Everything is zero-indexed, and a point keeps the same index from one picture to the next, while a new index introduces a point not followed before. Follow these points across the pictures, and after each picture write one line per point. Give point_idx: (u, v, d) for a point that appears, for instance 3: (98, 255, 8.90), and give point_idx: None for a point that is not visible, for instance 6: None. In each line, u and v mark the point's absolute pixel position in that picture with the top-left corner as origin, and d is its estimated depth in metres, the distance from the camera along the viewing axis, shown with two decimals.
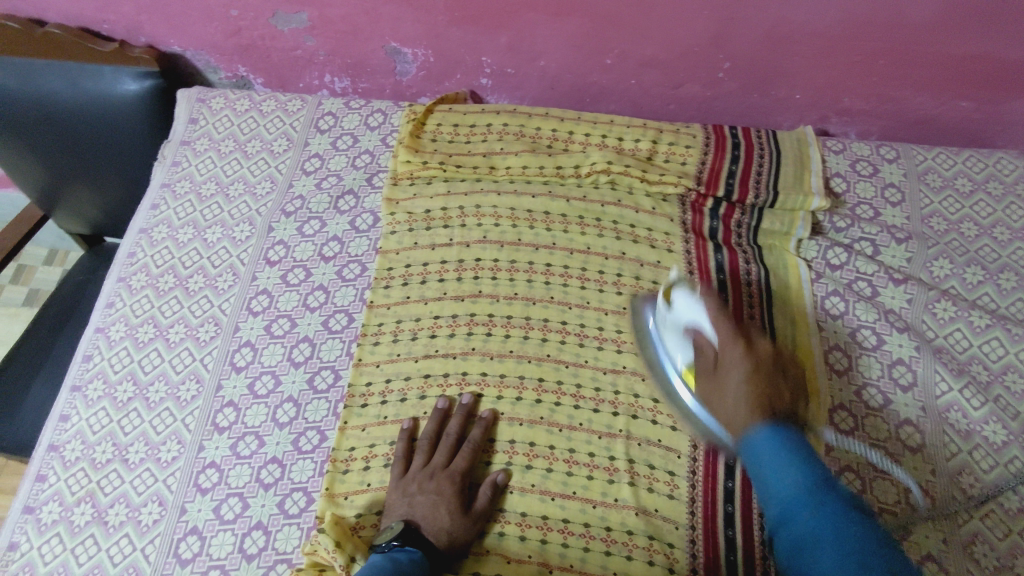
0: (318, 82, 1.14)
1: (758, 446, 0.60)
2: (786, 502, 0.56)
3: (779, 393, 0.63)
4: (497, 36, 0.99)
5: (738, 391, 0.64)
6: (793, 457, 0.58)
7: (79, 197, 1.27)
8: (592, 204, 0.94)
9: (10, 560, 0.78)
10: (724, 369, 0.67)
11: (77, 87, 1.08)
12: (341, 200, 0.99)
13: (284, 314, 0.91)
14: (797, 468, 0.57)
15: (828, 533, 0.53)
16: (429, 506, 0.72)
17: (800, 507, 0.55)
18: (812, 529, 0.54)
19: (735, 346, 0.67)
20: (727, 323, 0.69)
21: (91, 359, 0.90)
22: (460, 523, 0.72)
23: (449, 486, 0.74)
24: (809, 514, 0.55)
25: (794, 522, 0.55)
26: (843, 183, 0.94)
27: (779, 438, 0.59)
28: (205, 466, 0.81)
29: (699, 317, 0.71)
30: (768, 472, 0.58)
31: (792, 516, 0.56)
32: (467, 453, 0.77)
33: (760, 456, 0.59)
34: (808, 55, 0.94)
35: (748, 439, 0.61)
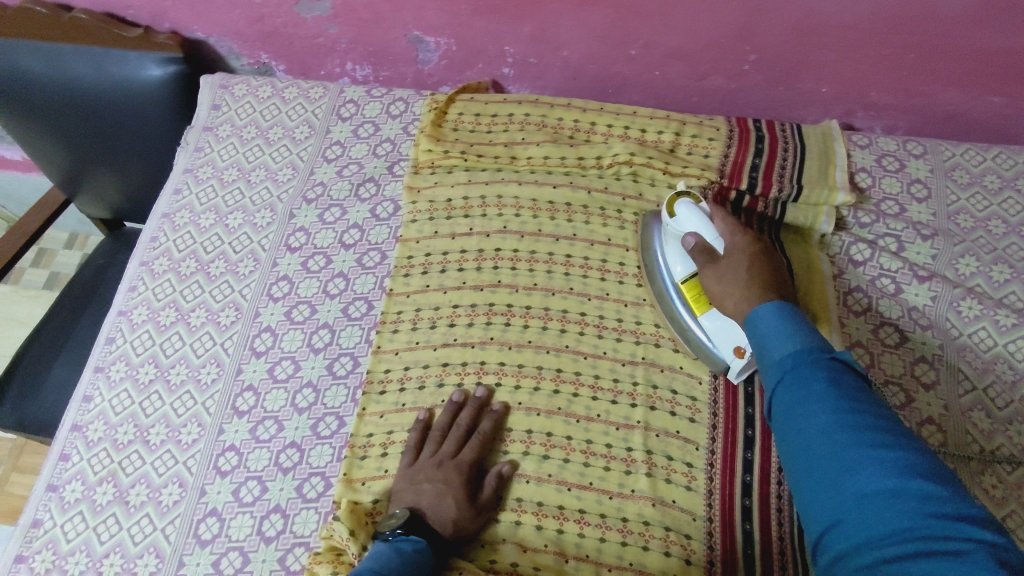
0: (340, 70, 1.14)
1: (763, 318, 0.66)
2: (785, 361, 0.61)
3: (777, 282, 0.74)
4: (521, 25, 0.99)
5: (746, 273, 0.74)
6: (797, 329, 0.63)
7: (102, 181, 1.29)
8: (614, 195, 0.93)
9: (33, 537, 0.80)
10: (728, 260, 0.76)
11: (102, 71, 1.09)
12: (362, 187, 0.99)
13: (304, 300, 0.91)
14: (795, 337, 0.63)
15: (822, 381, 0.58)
16: (436, 495, 0.72)
17: (797, 364, 0.60)
18: (807, 380, 0.59)
19: (742, 239, 0.78)
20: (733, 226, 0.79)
21: (113, 342, 0.91)
22: (466, 513, 0.72)
23: (456, 476, 0.73)
24: (805, 369, 0.59)
25: (790, 376, 0.60)
26: (869, 178, 0.93)
27: (786, 318, 0.65)
28: (224, 449, 0.82)
29: (704, 223, 0.81)
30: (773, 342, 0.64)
31: (789, 372, 0.61)
32: (475, 445, 0.76)
33: (766, 325, 0.66)
34: (836, 48, 0.93)
35: (756, 316, 0.67)
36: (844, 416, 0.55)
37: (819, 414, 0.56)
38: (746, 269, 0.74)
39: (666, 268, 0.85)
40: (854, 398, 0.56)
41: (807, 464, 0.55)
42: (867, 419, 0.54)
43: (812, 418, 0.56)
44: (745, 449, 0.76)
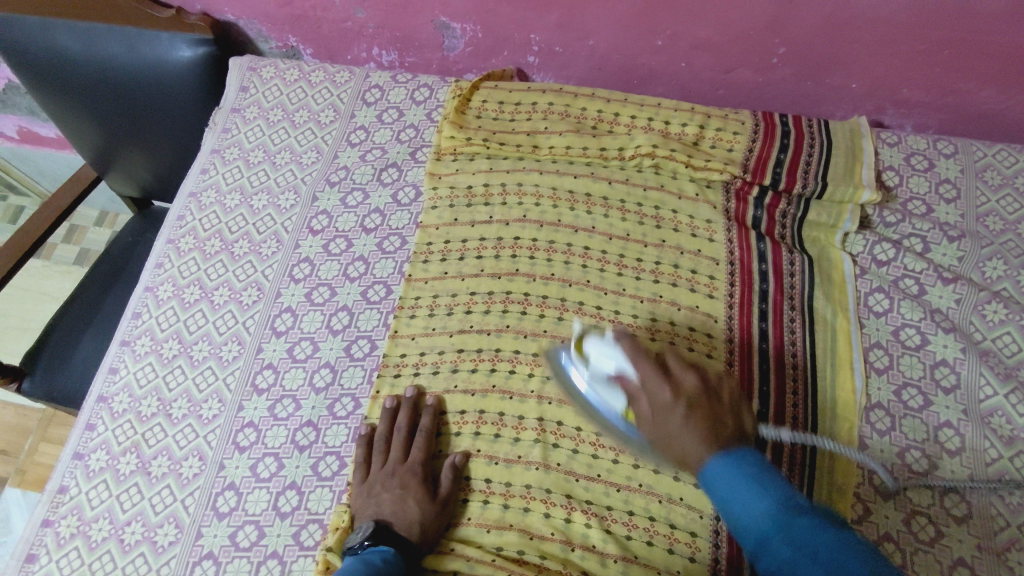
0: (367, 55, 1.15)
1: (720, 475, 0.59)
2: (764, 527, 0.54)
3: (724, 422, 0.63)
4: (547, 14, 0.99)
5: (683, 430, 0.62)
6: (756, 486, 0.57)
7: (131, 159, 1.31)
8: (635, 188, 0.93)
9: (60, 502, 0.82)
10: (663, 418, 0.64)
11: (135, 52, 1.11)
12: (384, 172, 1.00)
13: (324, 283, 0.93)
14: (768, 493, 0.56)
15: (844, 562, 0.50)
16: (395, 502, 0.74)
17: (794, 525, 0.53)
18: (816, 565, 0.50)
19: (663, 387, 0.64)
20: (651, 366, 0.66)
21: (140, 316, 0.94)
22: (428, 509, 0.74)
23: (411, 479, 0.76)
24: (801, 533, 0.52)
25: (795, 563, 0.51)
26: (896, 176, 0.92)
27: (736, 464, 0.59)
28: (243, 425, 0.84)
29: (619, 357, 0.69)
30: (738, 506, 0.57)
31: (796, 547, 0.52)
32: (421, 443, 0.78)
33: (730, 488, 0.58)
34: (868, 43, 0.91)
35: (710, 479, 0.60)
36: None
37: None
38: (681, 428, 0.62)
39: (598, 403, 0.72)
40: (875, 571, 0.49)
41: None
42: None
43: None
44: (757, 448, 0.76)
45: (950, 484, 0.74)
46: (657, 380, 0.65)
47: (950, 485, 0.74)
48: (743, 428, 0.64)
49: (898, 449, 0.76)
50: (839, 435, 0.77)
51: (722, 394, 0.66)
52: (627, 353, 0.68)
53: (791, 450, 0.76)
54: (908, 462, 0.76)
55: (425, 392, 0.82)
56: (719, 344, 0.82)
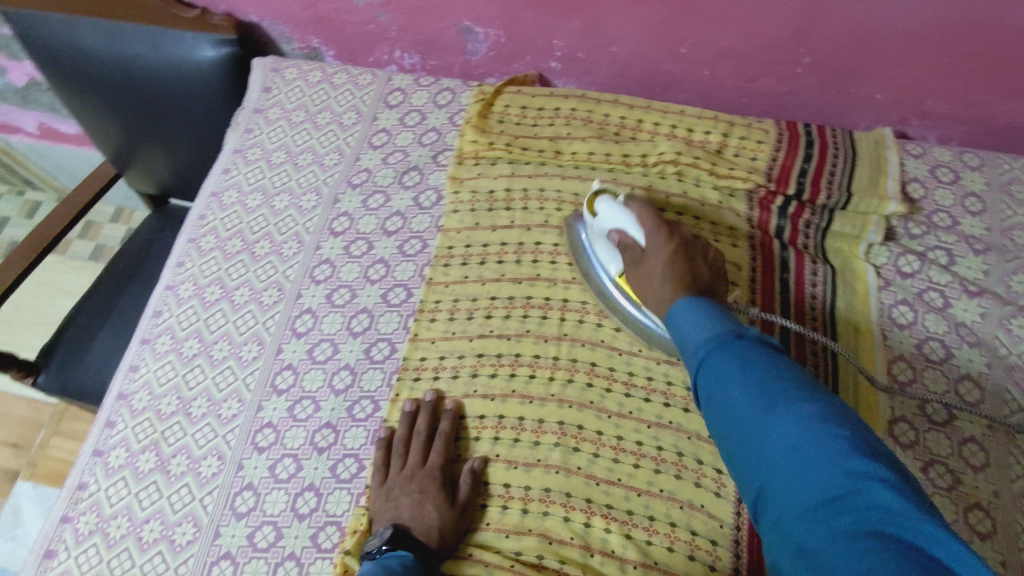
0: (389, 57, 1.15)
1: (679, 310, 0.65)
2: (703, 349, 0.61)
3: (697, 270, 0.72)
4: (571, 20, 0.98)
5: (659, 274, 0.72)
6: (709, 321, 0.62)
7: (151, 157, 1.32)
8: (658, 194, 0.92)
9: (79, 499, 0.83)
10: (649, 259, 0.74)
11: (159, 52, 1.11)
12: (406, 175, 1.00)
13: (345, 284, 0.93)
14: (715, 323, 0.62)
15: (772, 379, 0.55)
16: (414, 506, 0.74)
17: (732, 346, 0.59)
18: (750, 381, 0.56)
19: (659, 235, 0.74)
20: (651, 219, 0.76)
21: (160, 315, 0.94)
22: (447, 514, 0.73)
23: (430, 483, 0.75)
24: (738, 354, 0.58)
25: (726, 378, 0.57)
26: (921, 188, 0.91)
27: (696, 305, 0.64)
28: (262, 426, 0.84)
29: (624, 216, 0.78)
30: (685, 334, 0.63)
31: (733, 365, 0.58)
32: (441, 447, 0.78)
33: (682, 317, 0.64)
34: (894, 53, 0.91)
35: (671, 312, 0.66)
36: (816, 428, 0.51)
37: (786, 440, 0.51)
38: (660, 268, 0.72)
39: (602, 264, 0.84)
40: (800, 390, 0.55)
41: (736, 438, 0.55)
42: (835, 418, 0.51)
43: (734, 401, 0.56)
44: None
45: (975, 500, 0.73)
46: (653, 228, 0.75)
47: (973, 501, 0.73)
48: (716, 284, 0.72)
49: (921, 464, 0.76)
50: None
51: (708, 253, 0.75)
52: (633, 209, 0.78)
53: None
54: (932, 477, 0.75)
55: (444, 394, 0.82)
56: None
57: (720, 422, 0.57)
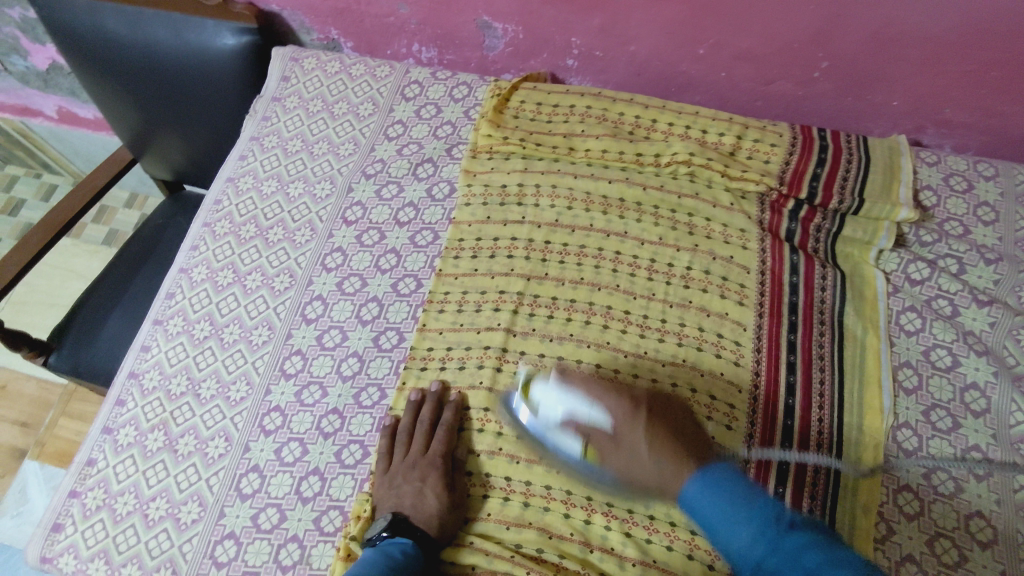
0: (407, 50, 1.16)
1: (703, 504, 0.62)
2: (755, 552, 0.58)
3: (681, 431, 0.69)
4: (590, 18, 0.99)
5: (654, 444, 0.67)
6: (747, 512, 0.60)
7: (167, 142, 1.33)
8: (669, 195, 0.93)
9: (87, 475, 0.84)
10: (627, 443, 0.68)
11: (180, 38, 1.12)
12: (420, 167, 1.01)
13: (356, 273, 0.93)
14: (753, 516, 0.60)
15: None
16: (415, 494, 0.75)
17: (784, 545, 0.58)
18: None
19: (622, 406, 0.70)
20: (608, 396, 0.71)
21: (174, 296, 0.95)
22: (446, 503, 0.74)
23: (431, 470, 0.75)
24: (796, 554, 0.57)
25: None
26: (934, 196, 0.91)
27: (722, 496, 0.61)
28: (270, 409, 0.85)
29: (571, 399, 0.71)
30: (720, 530, 0.61)
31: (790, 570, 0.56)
32: (443, 435, 0.78)
33: (714, 515, 0.61)
34: (914, 60, 0.91)
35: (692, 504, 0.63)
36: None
37: None
38: (651, 440, 0.67)
39: (560, 451, 0.72)
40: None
41: None
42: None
43: None
44: (781, 461, 0.76)
45: (977, 509, 0.73)
46: (613, 403, 0.70)
47: (976, 509, 0.73)
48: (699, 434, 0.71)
49: (924, 470, 0.76)
50: (864, 454, 0.77)
51: (673, 408, 0.73)
52: (580, 387, 0.72)
53: (815, 467, 0.76)
54: (934, 483, 0.75)
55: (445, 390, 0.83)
56: (747, 353, 0.82)
57: None
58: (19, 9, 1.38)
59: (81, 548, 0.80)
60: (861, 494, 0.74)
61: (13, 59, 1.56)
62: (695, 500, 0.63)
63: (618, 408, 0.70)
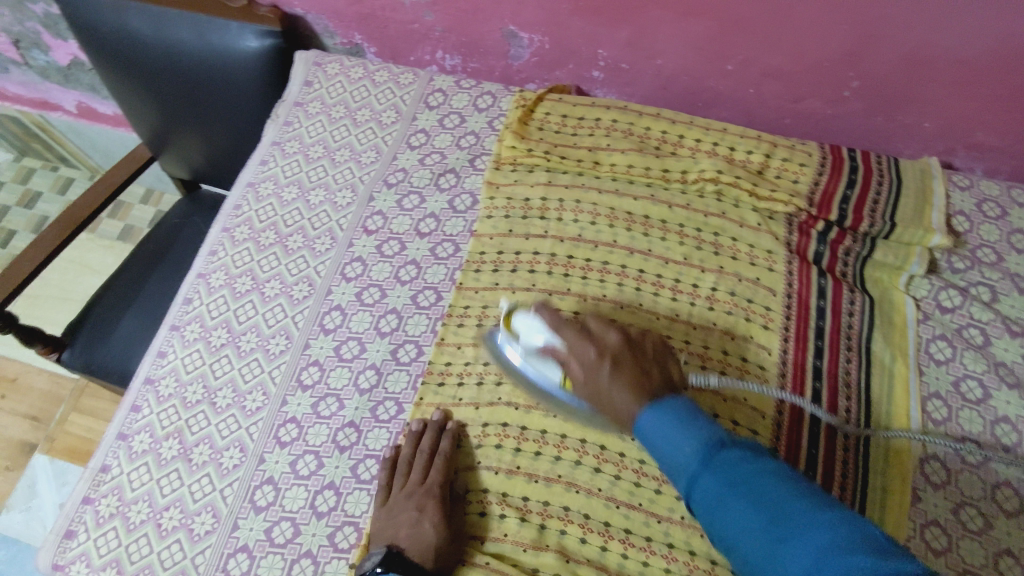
0: (430, 58, 1.15)
1: (645, 424, 0.62)
2: (690, 464, 0.59)
3: (647, 371, 0.67)
4: (618, 30, 0.97)
5: (609, 379, 0.65)
6: (687, 429, 0.60)
7: (186, 142, 1.33)
8: (695, 213, 0.91)
9: (101, 481, 0.84)
10: (591, 376, 0.67)
11: (204, 40, 1.11)
12: (442, 177, 1.00)
13: (376, 283, 0.93)
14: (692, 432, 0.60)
15: (767, 488, 0.55)
16: (412, 525, 0.73)
17: (718, 459, 0.58)
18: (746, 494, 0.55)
19: (588, 346, 0.69)
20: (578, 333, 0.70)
21: (191, 302, 0.94)
22: (444, 534, 0.73)
23: (429, 500, 0.74)
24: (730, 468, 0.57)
25: (722, 499, 0.56)
26: (966, 222, 0.89)
27: (665, 414, 0.62)
28: (285, 421, 0.84)
29: (547, 333, 0.73)
30: (665, 453, 0.61)
31: (726, 479, 0.57)
32: (441, 466, 0.77)
33: (655, 435, 0.62)
34: (947, 82, 0.89)
35: (643, 433, 0.63)
36: (821, 539, 0.50)
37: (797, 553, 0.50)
38: (608, 375, 0.66)
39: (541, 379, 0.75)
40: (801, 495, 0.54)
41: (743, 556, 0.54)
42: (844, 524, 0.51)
43: (736, 516, 0.55)
44: None
45: (1006, 547, 0.71)
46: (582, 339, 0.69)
47: (1005, 547, 0.71)
48: (670, 378, 0.67)
49: (952, 504, 0.74)
50: (891, 486, 0.75)
51: (648, 347, 0.70)
52: (554, 323, 0.72)
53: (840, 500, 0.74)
54: (962, 519, 0.73)
55: (453, 415, 0.81)
56: (772, 378, 0.81)
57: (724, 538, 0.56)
58: (42, 4, 1.38)
59: (93, 556, 0.79)
60: (887, 527, 0.73)
61: (34, 53, 1.56)
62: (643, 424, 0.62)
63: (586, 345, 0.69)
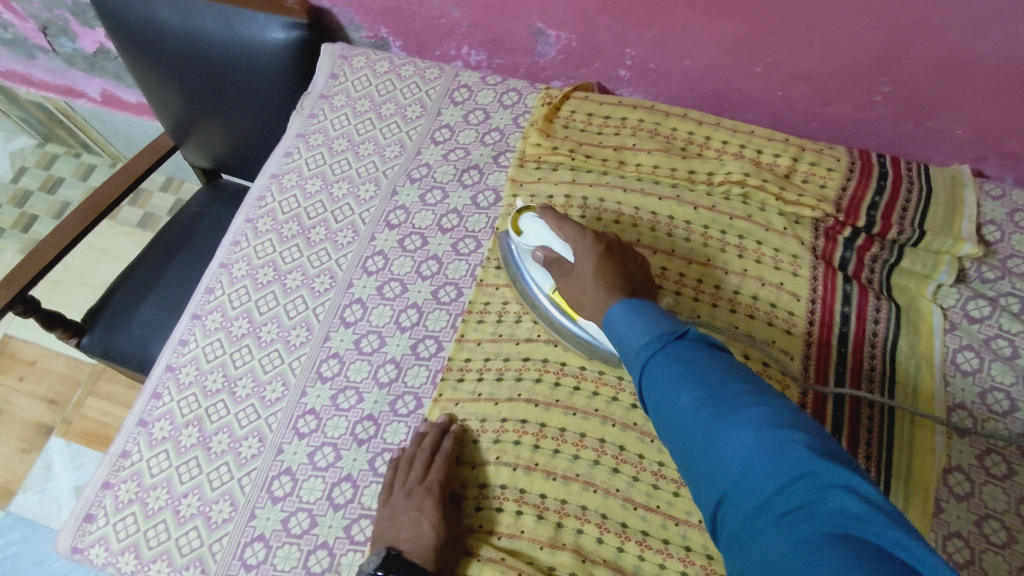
0: (455, 53, 1.15)
1: (616, 315, 0.64)
2: (646, 351, 0.58)
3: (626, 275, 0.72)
4: (647, 30, 0.97)
5: (593, 281, 0.71)
6: (651, 322, 0.60)
7: (209, 131, 1.34)
8: (720, 216, 0.90)
9: (121, 467, 0.84)
10: (578, 268, 0.74)
11: (231, 30, 1.12)
12: (465, 173, 1.00)
13: (397, 278, 0.93)
14: (655, 325, 0.60)
15: (717, 377, 0.54)
16: (412, 525, 0.72)
17: (675, 347, 0.57)
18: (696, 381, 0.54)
19: (583, 240, 0.75)
20: (577, 233, 0.76)
21: (213, 291, 0.95)
22: (444, 534, 0.72)
23: (429, 499, 0.73)
24: (685, 357, 0.56)
25: (670, 384, 0.55)
26: (997, 232, 0.88)
27: (636, 310, 0.62)
28: (305, 412, 0.84)
29: (549, 233, 0.79)
30: (628, 337, 0.61)
31: (680, 362, 0.56)
32: (442, 464, 0.76)
33: (620, 322, 0.62)
34: (981, 89, 0.87)
35: (609, 316, 0.64)
36: (758, 425, 0.49)
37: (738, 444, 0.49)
38: (591, 277, 0.72)
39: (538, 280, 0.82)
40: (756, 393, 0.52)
41: (682, 440, 0.53)
42: (790, 421, 0.49)
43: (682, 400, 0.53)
44: None
45: None
46: (579, 238, 0.75)
47: None
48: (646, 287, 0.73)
49: (976, 517, 0.73)
50: (913, 497, 0.74)
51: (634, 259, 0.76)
52: (557, 223, 0.78)
53: None
54: (986, 532, 0.72)
55: (468, 412, 0.81)
56: (793, 383, 0.80)
57: (665, 423, 0.55)
58: None
59: (112, 541, 0.80)
60: None
61: (62, 40, 1.57)
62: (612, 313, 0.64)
63: (581, 241, 0.75)
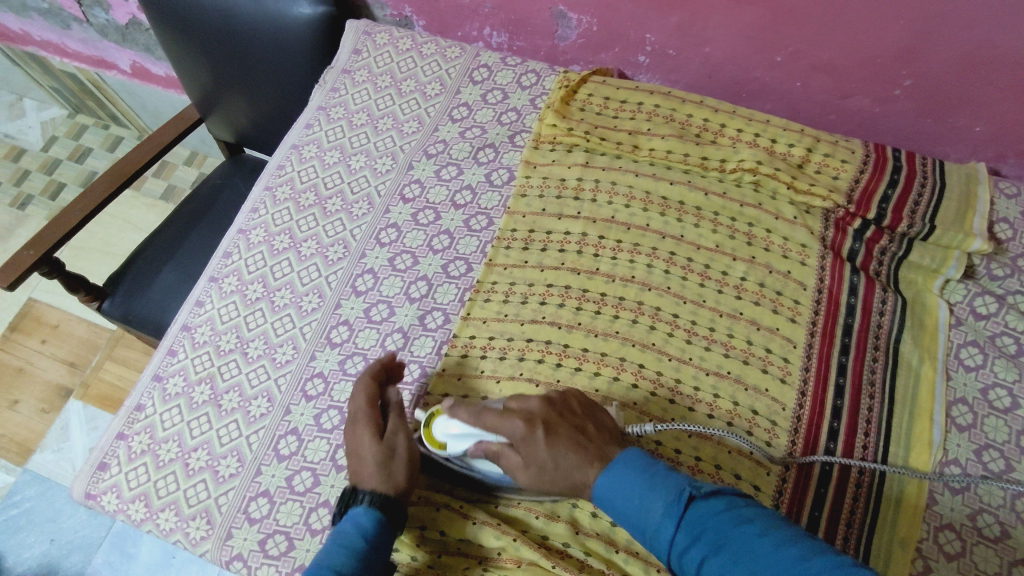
0: (477, 33, 1.17)
1: (608, 490, 0.64)
2: (666, 529, 0.60)
3: (583, 435, 0.68)
4: (669, 15, 0.97)
5: (554, 459, 0.66)
6: (654, 491, 0.62)
7: (234, 104, 1.36)
8: (731, 202, 0.91)
9: (135, 419, 0.87)
10: (531, 457, 0.67)
11: (259, 4, 1.14)
12: (481, 152, 1.01)
13: (409, 250, 0.94)
14: (660, 493, 0.62)
15: (749, 543, 0.56)
16: (356, 455, 0.74)
17: (692, 517, 0.60)
18: (732, 558, 0.56)
19: (515, 423, 0.68)
20: (507, 421, 0.69)
21: (230, 256, 0.97)
22: (381, 447, 0.73)
23: (356, 424, 0.75)
24: (708, 530, 0.59)
25: (712, 563, 0.57)
26: (1009, 229, 0.88)
27: (633, 479, 0.63)
28: (313, 375, 0.86)
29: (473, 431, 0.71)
30: (638, 514, 0.62)
31: (703, 535, 0.59)
32: (362, 388, 0.77)
33: (622, 497, 0.63)
34: (1003, 86, 0.87)
35: (600, 493, 0.65)
36: None
37: None
38: (550, 458, 0.66)
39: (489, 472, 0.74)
40: (787, 547, 0.55)
41: None
42: (816, 556, 0.54)
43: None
44: (820, 482, 0.75)
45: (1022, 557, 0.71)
46: (508, 422, 0.69)
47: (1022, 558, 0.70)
48: (605, 429, 0.70)
49: (970, 511, 0.73)
50: (908, 487, 0.75)
51: (575, 406, 0.71)
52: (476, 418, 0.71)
53: (853, 498, 0.74)
54: (979, 526, 0.72)
55: (470, 385, 0.82)
56: (795, 371, 0.80)
57: None
58: None
59: (123, 489, 0.83)
60: (899, 525, 0.72)
61: (96, 11, 1.61)
62: (602, 493, 0.65)
63: (513, 427, 0.68)
